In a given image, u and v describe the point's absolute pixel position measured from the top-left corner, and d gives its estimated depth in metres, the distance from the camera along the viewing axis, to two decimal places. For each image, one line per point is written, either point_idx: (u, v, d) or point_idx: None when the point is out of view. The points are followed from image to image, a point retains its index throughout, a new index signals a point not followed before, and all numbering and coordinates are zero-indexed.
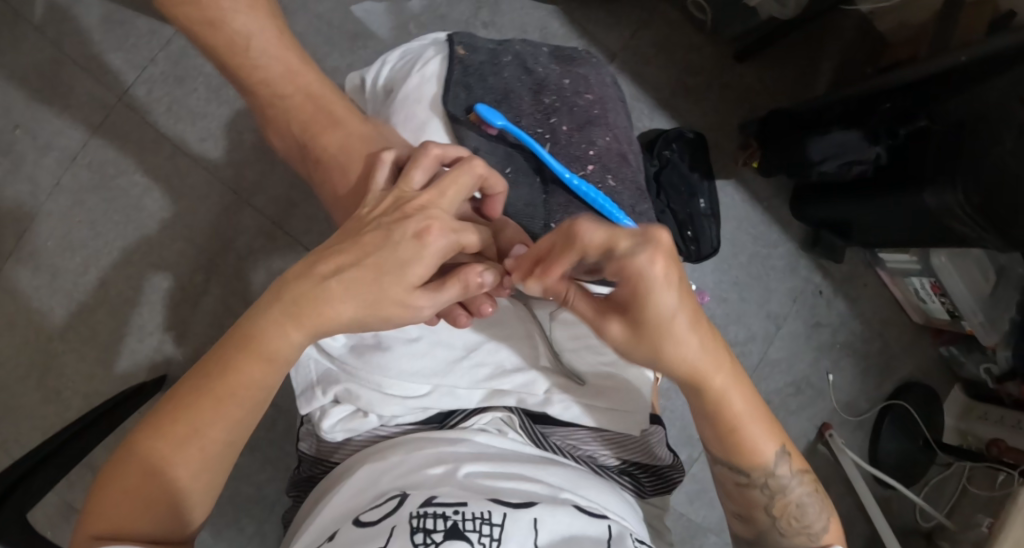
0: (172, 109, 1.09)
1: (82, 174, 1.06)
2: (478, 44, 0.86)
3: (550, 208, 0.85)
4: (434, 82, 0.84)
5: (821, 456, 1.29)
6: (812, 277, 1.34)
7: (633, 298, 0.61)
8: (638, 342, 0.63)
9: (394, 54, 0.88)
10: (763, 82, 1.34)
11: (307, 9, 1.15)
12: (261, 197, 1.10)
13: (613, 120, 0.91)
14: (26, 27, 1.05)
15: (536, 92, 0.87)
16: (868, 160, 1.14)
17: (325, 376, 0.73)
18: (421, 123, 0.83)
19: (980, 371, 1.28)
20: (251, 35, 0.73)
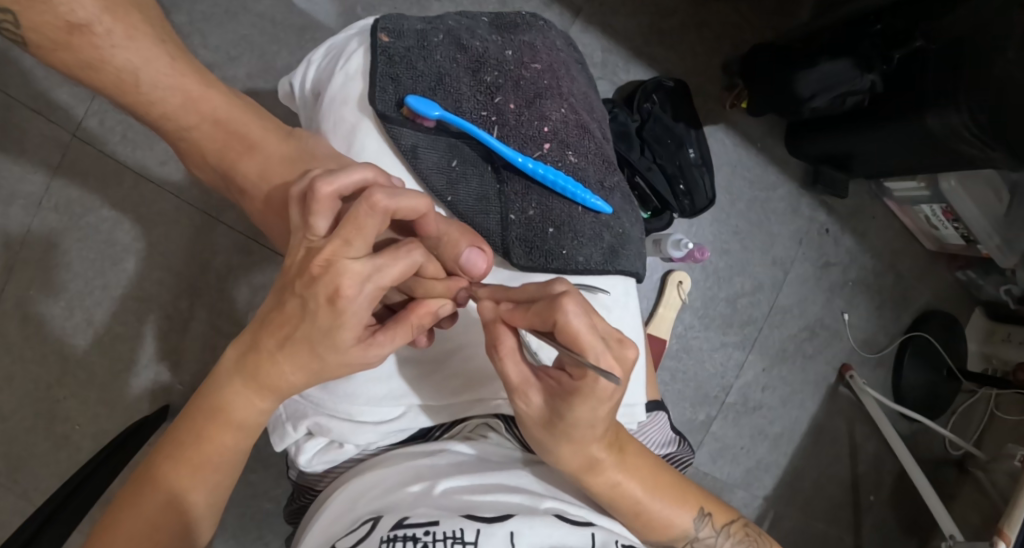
0: (126, 137, 1.06)
1: (50, 217, 1.03)
2: (404, 27, 0.82)
3: (507, 198, 0.83)
4: (359, 79, 0.81)
5: (842, 398, 1.26)
6: (816, 216, 1.27)
7: (571, 385, 0.63)
8: (549, 422, 0.66)
9: (318, 53, 0.86)
10: (741, 15, 1.26)
11: (248, 9, 1.10)
12: (231, 213, 1.09)
13: (565, 88, 0.87)
14: None
15: (474, 70, 0.82)
16: (862, 90, 1.05)
17: (293, 413, 0.75)
18: (352, 127, 0.80)
19: (1000, 294, 1.24)
20: (137, 69, 0.70)
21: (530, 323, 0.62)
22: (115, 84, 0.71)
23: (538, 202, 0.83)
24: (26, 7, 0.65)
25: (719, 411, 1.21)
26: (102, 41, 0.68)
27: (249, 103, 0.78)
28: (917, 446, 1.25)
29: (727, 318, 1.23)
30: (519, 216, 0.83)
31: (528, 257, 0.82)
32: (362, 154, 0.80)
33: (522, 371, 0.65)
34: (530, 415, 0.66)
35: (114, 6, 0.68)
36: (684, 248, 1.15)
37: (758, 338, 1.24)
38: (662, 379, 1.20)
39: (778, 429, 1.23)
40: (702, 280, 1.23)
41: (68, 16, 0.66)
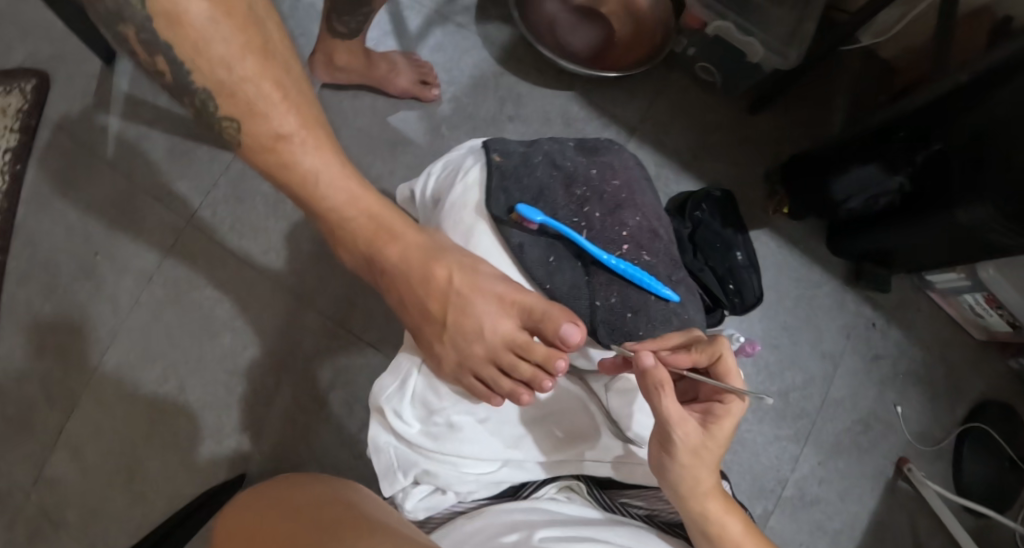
0: (236, 227, 1.15)
1: (158, 291, 1.12)
2: (511, 147, 0.87)
3: (594, 288, 0.84)
4: (477, 190, 0.86)
5: (902, 493, 1.21)
6: (862, 311, 1.28)
7: (719, 412, 0.71)
8: (700, 446, 0.69)
9: (436, 166, 0.93)
10: (781, 128, 1.31)
11: (347, 125, 1.16)
12: (322, 299, 1.14)
13: (642, 200, 0.89)
14: (100, 163, 1.15)
15: (568, 185, 0.87)
16: (891, 191, 1.12)
17: (403, 461, 0.78)
18: (468, 228, 0.85)
19: None
20: (319, 171, 0.77)
21: (693, 360, 0.74)
22: (298, 183, 0.77)
23: (621, 293, 0.84)
24: (249, 119, 0.72)
25: (776, 506, 1.18)
26: (296, 150, 0.75)
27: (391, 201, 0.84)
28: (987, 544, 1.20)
29: (778, 413, 1.22)
30: (603, 303, 0.84)
31: (612, 338, 0.83)
32: (477, 250, 0.84)
33: (678, 407, 0.69)
34: (684, 438, 0.68)
35: (309, 122, 0.75)
36: (737, 342, 1.13)
37: (813, 433, 1.22)
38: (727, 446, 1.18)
39: (840, 524, 1.19)
40: (755, 374, 1.22)
41: (275, 128, 0.73)
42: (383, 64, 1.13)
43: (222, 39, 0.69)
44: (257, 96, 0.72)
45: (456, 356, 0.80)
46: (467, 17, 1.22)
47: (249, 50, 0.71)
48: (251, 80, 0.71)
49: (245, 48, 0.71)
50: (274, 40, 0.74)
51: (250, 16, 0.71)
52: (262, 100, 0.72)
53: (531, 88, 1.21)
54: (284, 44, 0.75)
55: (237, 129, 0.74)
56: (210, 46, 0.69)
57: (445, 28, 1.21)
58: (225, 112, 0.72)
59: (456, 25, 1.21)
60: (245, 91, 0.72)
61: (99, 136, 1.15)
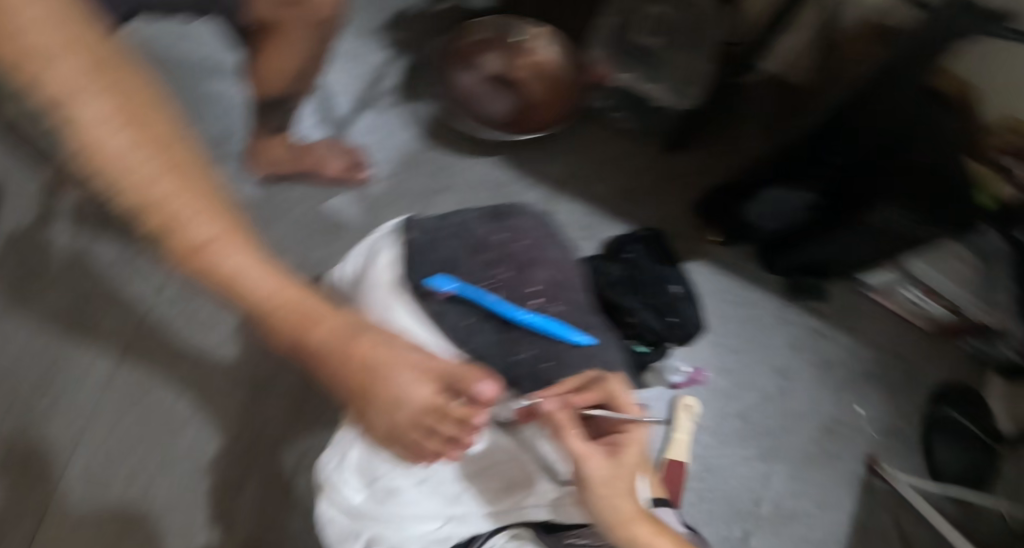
0: (189, 322, 1.21)
1: (116, 393, 1.15)
2: (422, 223, 0.95)
3: (511, 342, 0.90)
4: (391, 268, 0.92)
5: (882, 493, 1.21)
6: (806, 321, 1.31)
7: (623, 439, 0.76)
8: (613, 478, 0.73)
9: (361, 252, 0.99)
10: (700, 163, 1.38)
11: (288, 216, 1.22)
12: (279, 385, 1.19)
13: (548, 256, 0.98)
14: (53, 277, 1.21)
15: (476, 251, 0.95)
16: (801, 208, 1.19)
17: (353, 528, 0.83)
18: (386, 304, 0.89)
19: (1005, 352, 1.22)
20: None
21: (589, 399, 0.79)
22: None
23: (535, 344, 0.91)
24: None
25: (755, 525, 1.17)
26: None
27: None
28: (977, 530, 1.19)
29: (742, 433, 1.23)
30: (520, 354, 0.90)
31: (532, 386, 0.90)
32: (397, 323, 0.88)
33: (584, 444, 0.73)
34: (599, 474, 0.72)
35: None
36: (681, 371, 1.24)
37: (779, 447, 1.23)
38: (688, 498, 1.17)
39: (823, 536, 1.18)
40: (712, 399, 1.24)
41: None
42: (313, 155, 1.21)
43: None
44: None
45: (383, 426, 0.77)
46: (392, 100, 1.32)
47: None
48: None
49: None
50: None
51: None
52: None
53: (457, 160, 1.30)
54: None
55: (156, 243, 0.74)
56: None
57: (374, 110, 1.31)
58: (144, 228, 0.73)
59: (380, 110, 1.31)
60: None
61: (45, 254, 1.22)
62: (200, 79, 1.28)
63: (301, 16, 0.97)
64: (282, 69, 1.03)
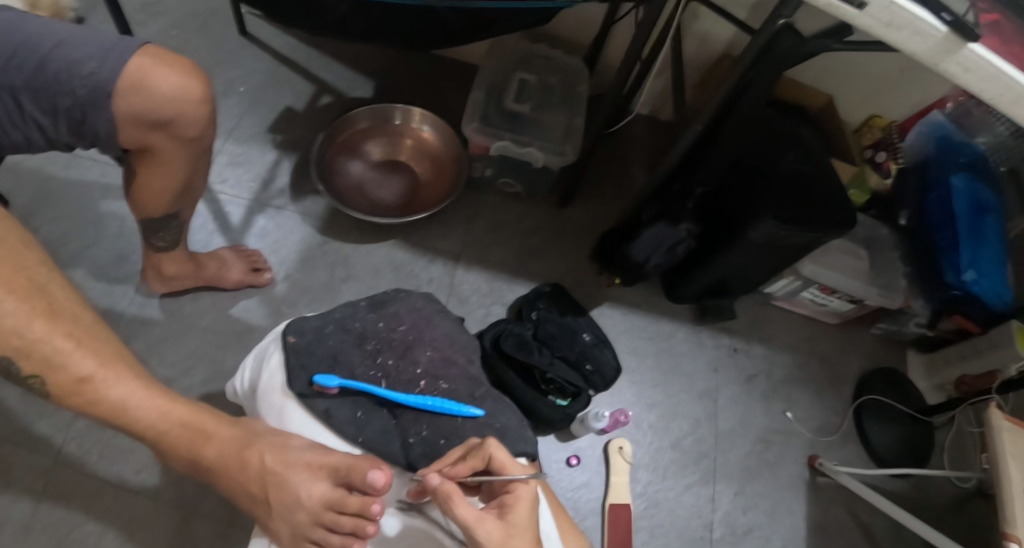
0: (104, 452, 1.17)
1: (37, 539, 1.10)
2: (304, 323, 0.94)
3: (404, 427, 0.92)
4: (280, 371, 0.91)
5: (827, 488, 1.24)
6: (721, 341, 1.33)
7: (510, 500, 0.73)
8: (508, 533, 0.70)
9: (250, 358, 0.98)
10: (592, 212, 1.42)
11: (194, 325, 1.21)
12: (207, 501, 1.16)
13: (430, 337, 1.00)
14: None
15: (359, 343, 0.96)
16: (683, 238, 1.22)
17: None
18: (280, 409, 0.89)
19: (914, 328, 1.30)
20: (128, 403, 0.75)
21: (471, 466, 0.78)
22: (108, 419, 0.75)
23: (429, 425, 0.91)
24: (49, 372, 0.72)
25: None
26: (99, 389, 0.74)
27: (203, 404, 0.82)
28: (930, 495, 1.24)
29: (680, 463, 1.22)
30: (416, 438, 0.90)
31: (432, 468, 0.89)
32: (291, 428, 0.88)
33: (472, 509, 0.70)
34: (490, 534, 0.69)
35: (110, 359, 0.75)
36: (605, 417, 1.16)
37: (717, 467, 1.23)
38: (640, 539, 1.15)
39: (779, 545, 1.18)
40: (642, 437, 1.23)
41: (75, 372, 0.72)
42: (212, 263, 1.20)
43: (10, 312, 0.70)
44: (53, 352, 0.71)
45: (290, 529, 0.77)
46: (285, 199, 1.33)
47: (37, 314, 0.71)
48: (44, 341, 0.71)
49: (33, 313, 0.71)
50: (62, 300, 0.74)
51: (33, 286, 0.72)
52: (55, 353, 0.72)
53: (355, 248, 1.31)
54: (75, 303, 0.75)
55: (40, 384, 0.73)
56: (1, 320, 0.69)
57: (266, 213, 1.31)
58: (28, 372, 0.72)
59: (275, 209, 1.32)
60: (41, 351, 0.71)
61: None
62: (94, 202, 1.28)
63: (170, 137, 0.98)
64: (165, 189, 1.05)
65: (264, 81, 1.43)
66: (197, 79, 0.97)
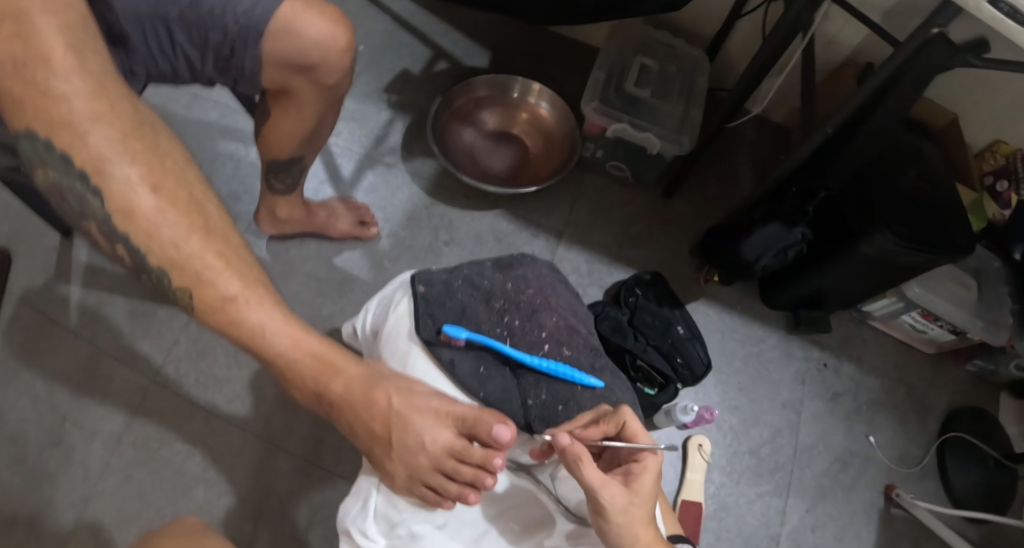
0: (199, 379, 1.21)
1: (128, 451, 1.15)
2: (433, 275, 0.97)
3: (524, 388, 0.94)
4: (408, 318, 0.94)
5: (900, 520, 1.21)
6: (810, 354, 1.33)
7: (634, 471, 0.78)
8: (630, 503, 0.75)
9: (373, 302, 1.02)
10: (697, 205, 1.42)
11: (297, 269, 1.25)
12: (291, 439, 1.19)
13: (554, 303, 1.01)
14: (62, 332, 1.20)
15: (487, 300, 0.98)
16: (798, 241, 1.20)
17: None
18: (404, 354, 0.92)
19: (1014, 371, 1.26)
20: (265, 327, 0.76)
21: (602, 432, 0.82)
22: (245, 341, 0.76)
23: (548, 389, 0.94)
24: (198, 288, 0.73)
25: None
26: (241, 309, 0.75)
27: (331, 338, 0.82)
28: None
29: (756, 469, 1.22)
30: (535, 400, 0.93)
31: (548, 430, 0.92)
32: (414, 373, 0.91)
33: (598, 475, 0.74)
34: (614, 501, 0.74)
35: (253, 282, 0.76)
36: (693, 412, 1.15)
37: (792, 480, 1.22)
38: (706, 540, 1.15)
39: None
40: (721, 438, 1.23)
41: (220, 291, 0.74)
42: (322, 212, 1.24)
43: (169, 224, 0.72)
44: (203, 268, 0.73)
45: (406, 470, 0.79)
46: (395, 157, 1.36)
47: (193, 230, 0.73)
48: (197, 256, 0.73)
49: (189, 229, 0.73)
50: (215, 219, 0.75)
51: (191, 200, 0.74)
52: (204, 269, 0.73)
53: (460, 213, 1.34)
54: (226, 224, 0.76)
55: (186, 298, 0.74)
56: (159, 230, 0.72)
57: (376, 169, 1.34)
58: (177, 285, 0.73)
59: (385, 166, 1.35)
60: (192, 266, 0.73)
61: (62, 306, 1.21)
62: (215, 138, 1.32)
63: (310, 82, 1.00)
64: (293, 133, 1.07)
65: (385, 41, 1.45)
66: (342, 28, 0.99)
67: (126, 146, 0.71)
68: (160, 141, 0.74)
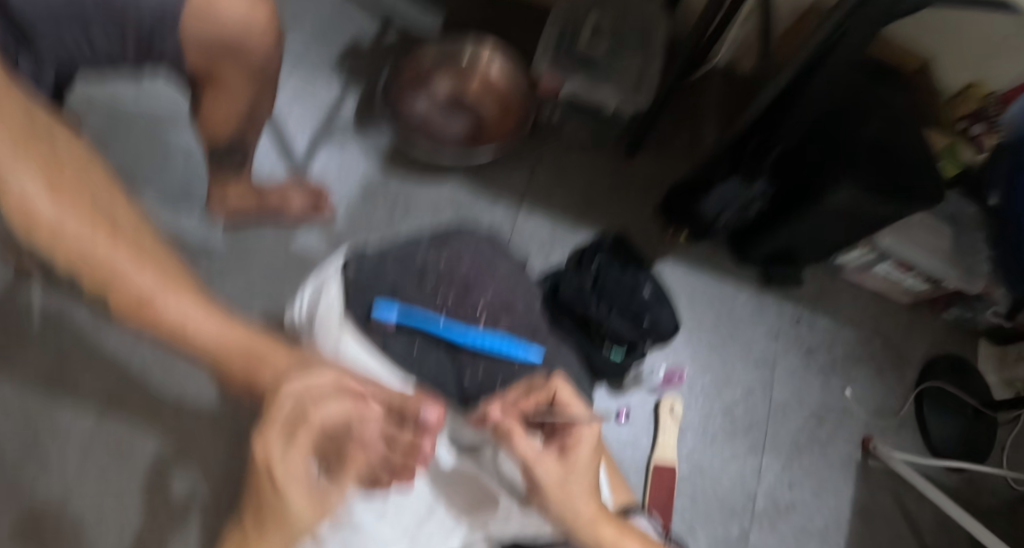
0: (165, 374, 1.21)
1: (100, 453, 1.15)
2: (363, 255, 0.97)
3: (460, 367, 0.97)
4: (337, 303, 0.92)
5: (878, 472, 1.20)
6: (785, 309, 1.29)
7: (570, 442, 0.76)
8: (567, 478, 0.73)
9: (305, 289, 0.96)
10: (663, 163, 1.38)
11: (255, 255, 1.24)
12: (260, 426, 1.20)
13: (492, 274, 1.02)
14: (24, 341, 1.18)
15: (420, 277, 0.99)
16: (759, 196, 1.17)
17: None
18: (334, 339, 0.89)
19: (992, 318, 1.23)
20: None
21: (535, 401, 0.81)
22: None
23: (485, 366, 0.97)
24: (104, 289, 0.72)
25: (752, 520, 1.16)
26: None
27: (255, 328, 0.82)
28: (981, 496, 1.20)
29: (731, 429, 1.21)
30: (471, 380, 0.97)
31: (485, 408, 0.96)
32: (347, 359, 0.88)
33: (532, 447, 0.74)
34: (550, 478, 0.73)
35: None
36: (660, 371, 1.21)
37: (768, 438, 1.21)
38: (681, 504, 1.15)
39: (821, 523, 1.16)
40: (694, 401, 1.21)
41: None
42: (274, 194, 1.22)
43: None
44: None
45: None
46: (349, 131, 1.32)
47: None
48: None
49: None
50: None
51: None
52: None
53: (417, 184, 1.31)
54: None
55: None
56: None
57: (329, 145, 1.31)
58: (82, 287, 0.72)
59: (339, 140, 1.32)
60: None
61: (21, 314, 1.19)
62: (160, 128, 1.29)
63: (237, 67, 0.97)
64: (229, 118, 1.04)
65: (330, 11, 1.40)
66: (261, 8, 0.95)
67: (12, 144, 0.66)
68: (49, 136, 0.71)
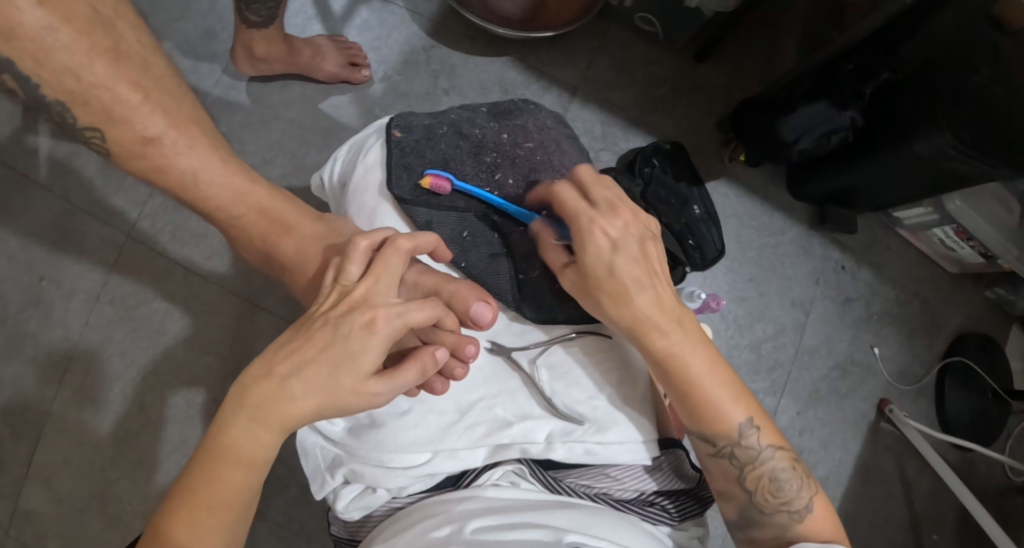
0: (175, 235, 1.14)
1: (107, 309, 1.11)
2: (414, 121, 0.87)
3: (516, 260, 0.84)
4: (377, 168, 0.86)
5: (887, 434, 1.20)
6: (830, 254, 1.25)
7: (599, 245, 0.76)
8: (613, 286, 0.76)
9: (343, 149, 0.92)
10: (732, 75, 1.27)
11: (280, 118, 1.17)
12: (271, 299, 1.14)
13: (558, 161, 0.89)
14: (33, 186, 1.13)
15: (476, 153, 0.87)
16: (843, 127, 1.08)
17: (331, 461, 0.77)
18: (372, 210, 0.85)
19: None
20: (197, 172, 0.75)
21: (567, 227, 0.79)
22: (175, 188, 0.76)
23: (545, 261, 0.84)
24: (108, 127, 0.71)
25: None
26: (166, 154, 0.73)
27: (283, 191, 0.82)
28: (977, 476, 1.20)
29: (752, 365, 1.19)
30: (528, 275, 0.83)
31: (539, 313, 0.82)
32: None
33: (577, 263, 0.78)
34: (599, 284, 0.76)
35: (181, 123, 0.74)
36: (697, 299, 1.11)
37: (788, 382, 1.20)
38: None
39: (823, 473, 1.17)
40: (724, 329, 1.20)
41: (140, 131, 0.72)
42: (307, 50, 1.13)
43: (63, 46, 0.67)
44: (112, 102, 0.70)
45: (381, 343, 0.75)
46: None
47: (97, 53, 0.69)
48: (104, 86, 0.70)
49: (94, 50, 0.69)
50: (127, 42, 0.72)
51: (95, 19, 0.70)
52: (117, 105, 0.71)
53: (464, 58, 1.22)
54: (145, 48, 0.74)
55: (98, 139, 0.72)
56: (53, 55, 0.67)
57: (371, 5, 1.23)
58: (83, 123, 0.71)
59: (382, 2, 1.23)
60: (99, 97, 0.70)
61: (31, 158, 1.14)
62: None
63: None
64: None
65: None
66: None
67: None
68: None
